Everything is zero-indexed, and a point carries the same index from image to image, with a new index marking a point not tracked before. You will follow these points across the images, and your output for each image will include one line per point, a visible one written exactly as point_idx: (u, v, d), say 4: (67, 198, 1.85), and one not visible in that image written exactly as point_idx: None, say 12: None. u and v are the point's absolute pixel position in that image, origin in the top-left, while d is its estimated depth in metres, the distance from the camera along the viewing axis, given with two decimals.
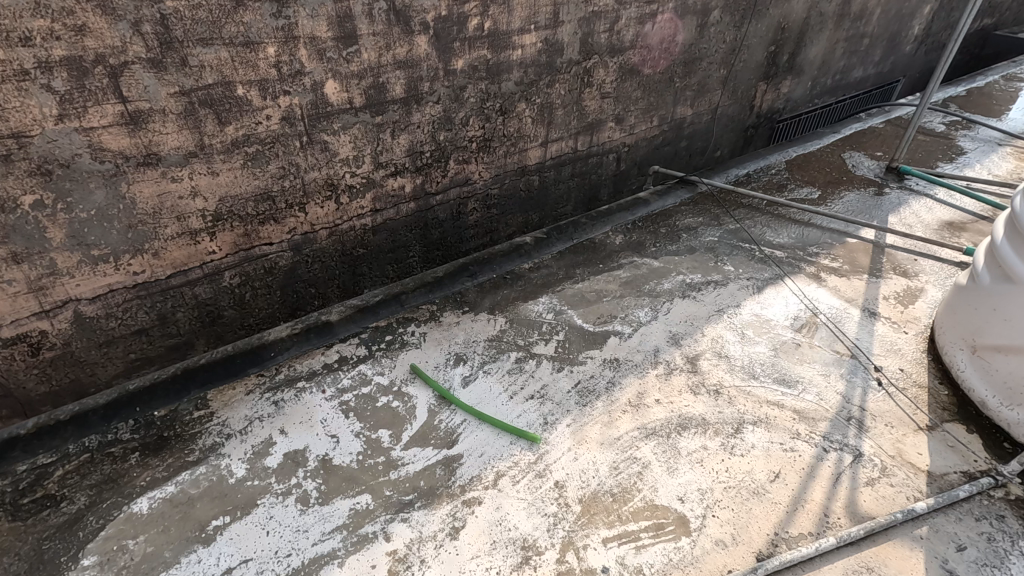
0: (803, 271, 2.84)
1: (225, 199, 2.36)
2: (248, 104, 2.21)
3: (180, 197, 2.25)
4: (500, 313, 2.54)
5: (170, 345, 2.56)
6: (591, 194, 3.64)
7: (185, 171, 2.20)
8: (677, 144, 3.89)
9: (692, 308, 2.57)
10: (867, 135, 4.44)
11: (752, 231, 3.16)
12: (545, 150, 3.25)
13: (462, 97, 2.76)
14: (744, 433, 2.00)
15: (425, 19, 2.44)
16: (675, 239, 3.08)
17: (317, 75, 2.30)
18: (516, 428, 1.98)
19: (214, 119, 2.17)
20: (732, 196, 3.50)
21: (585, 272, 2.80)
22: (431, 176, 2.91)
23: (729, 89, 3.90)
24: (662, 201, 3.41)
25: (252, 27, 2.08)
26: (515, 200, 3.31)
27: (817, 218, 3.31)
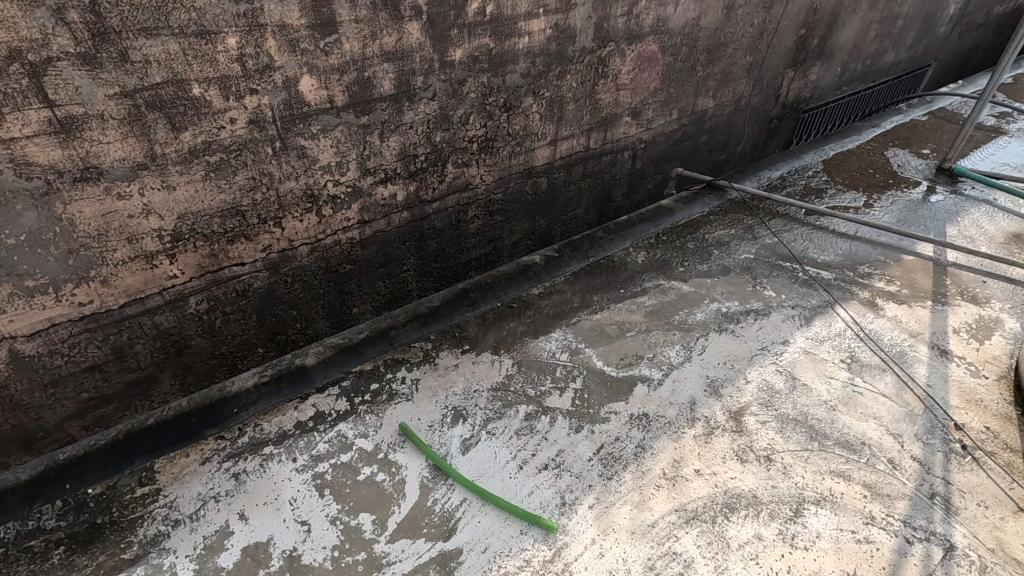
0: (855, 298, 2.45)
1: (185, 216, 1.93)
2: (207, 106, 1.78)
3: (130, 216, 1.82)
4: (505, 352, 2.16)
5: (130, 380, 2.12)
6: (604, 195, 3.22)
7: (134, 186, 1.78)
8: (696, 140, 3.47)
9: (731, 346, 2.20)
10: (907, 129, 4.01)
11: (792, 246, 2.76)
12: (554, 149, 2.83)
13: (461, 92, 2.34)
14: (806, 517, 1.64)
15: (416, 2, 2.02)
16: (706, 256, 2.69)
17: (290, 68, 1.87)
18: (527, 512, 1.62)
19: (167, 125, 1.74)
20: (767, 203, 3.09)
21: (604, 299, 2.42)
22: (426, 182, 2.49)
23: (754, 77, 3.46)
24: (689, 210, 3.01)
25: (207, 12, 1.65)
26: (520, 204, 2.89)
27: (865, 230, 2.91)
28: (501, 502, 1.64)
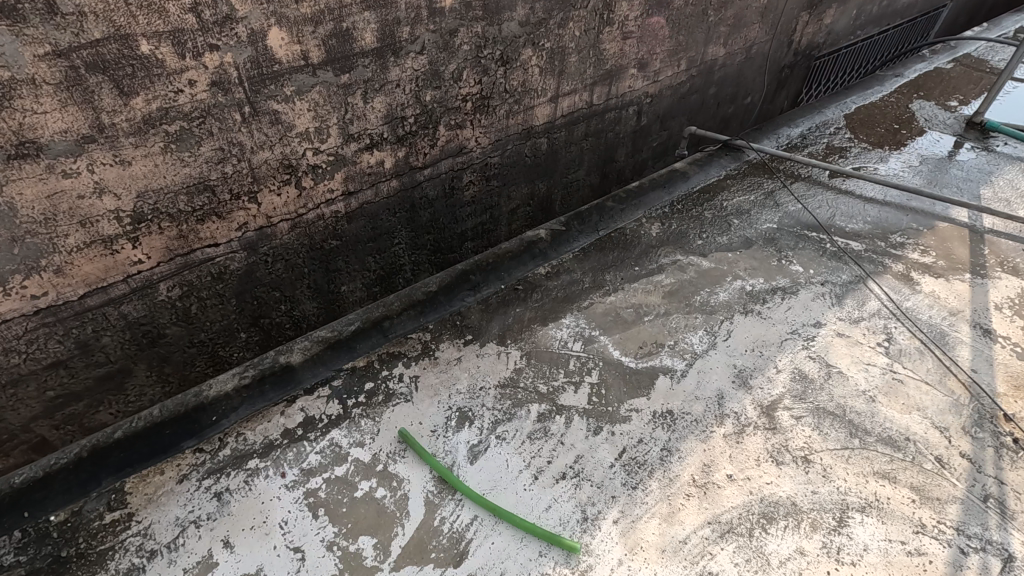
0: (888, 272, 2.26)
1: (145, 194, 1.65)
2: (159, 66, 1.48)
3: (80, 197, 1.54)
4: (512, 343, 1.96)
5: (100, 376, 1.84)
6: (607, 155, 2.94)
7: (81, 162, 1.49)
8: (704, 89, 3.15)
9: (758, 330, 2.01)
10: (930, 78, 3.73)
11: (819, 213, 2.54)
12: (554, 107, 2.54)
13: (453, 44, 2.04)
14: (851, 527, 1.49)
15: None
16: (725, 227, 2.47)
17: (254, 15, 1.56)
18: (547, 531, 1.46)
19: (113, 89, 1.45)
20: (789, 164, 2.85)
21: (618, 279, 2.21)
22: (417, 147, 2.20)
23: (768, 22, 3.14)
24: (704, 174, 2.77)
25: None
26: (518, 168, 2.61)
27: (894, 193, 2.69)
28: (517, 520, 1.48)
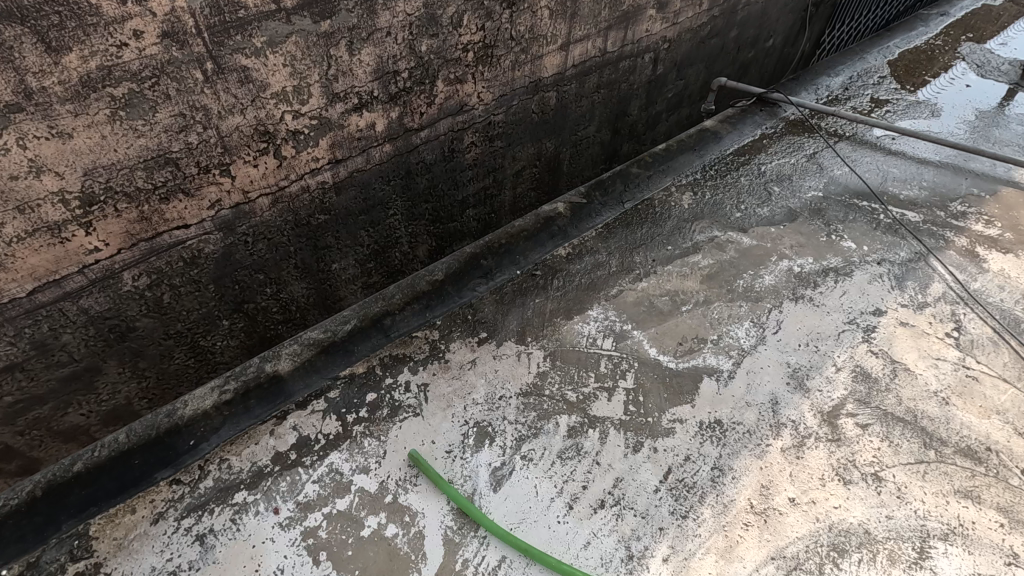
0: (951, 247, 2.00)
1: (93, 171, 1.30)
2: (93, 12, 1.13)
3: (12, 177, 1.20)
4: (533, 341, 1.72)
5: (66, 375, 1.52)
6: (620, 109, 2.45)
7: (4, 134, 1.15)
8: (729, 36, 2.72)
9: (812, 320, 1.77)
10: (979, 16, 3.34)
11: (869, 178, 2.25)
12: (565, 56, 2.10)
13: None
14: (933, 559, 1.30)
15: None
16: (765, 196, 2.19)
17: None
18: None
19: (36, 43, 1.11)
20: (832, 121, 2.53)
21: (649, 261, 1.95)
22: (412, 106, 1.81)
23: None
24: (738, 134, 2.46)
25: None
26: (525, 127, 2.16)
27: (951, 153, 2.39)
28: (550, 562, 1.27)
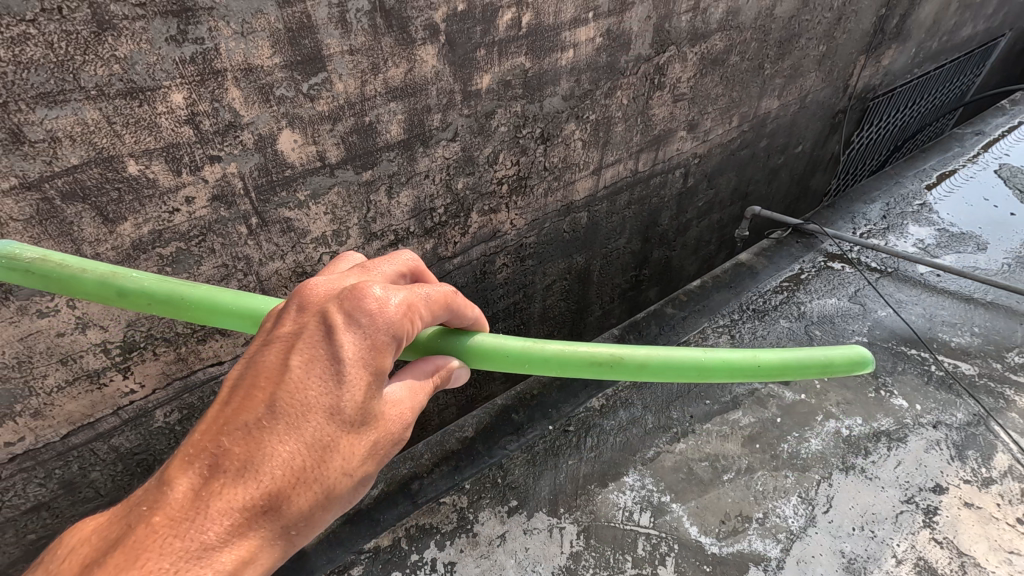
0: (1013, 407, 1.89)
1: (134, 323, 1.66)
2: (150, 186, 1.51)
3: (60, 334, 1.54)
4: (564, 513, 1.64)
5: None
6: (648, 220, 3.16)
7: (60, 298, 1.49)
8: (626, 143, 2.70)
9: (867, 497, 1.66)
10: None
11: (916, 323, 2.18)
12: (596, 179, 2.70)
13: (488, 127, 2.14)
14: None
15: (431, 18, 1.75)
16: (808, 342, 2.12)
17: (197, 111, 1.48)
18: (657, 365, 1.35)
19: (97, 217, 1.48)
20: (873, 255, 2.48)
21: (687, 418, 1.88)
22: (445, 237, 2.31)
23: (794, 90, 3.55)
24: (775, 269, 2.42)
25: (137, 60, 1.35)
26: (555, 243, 2.76)
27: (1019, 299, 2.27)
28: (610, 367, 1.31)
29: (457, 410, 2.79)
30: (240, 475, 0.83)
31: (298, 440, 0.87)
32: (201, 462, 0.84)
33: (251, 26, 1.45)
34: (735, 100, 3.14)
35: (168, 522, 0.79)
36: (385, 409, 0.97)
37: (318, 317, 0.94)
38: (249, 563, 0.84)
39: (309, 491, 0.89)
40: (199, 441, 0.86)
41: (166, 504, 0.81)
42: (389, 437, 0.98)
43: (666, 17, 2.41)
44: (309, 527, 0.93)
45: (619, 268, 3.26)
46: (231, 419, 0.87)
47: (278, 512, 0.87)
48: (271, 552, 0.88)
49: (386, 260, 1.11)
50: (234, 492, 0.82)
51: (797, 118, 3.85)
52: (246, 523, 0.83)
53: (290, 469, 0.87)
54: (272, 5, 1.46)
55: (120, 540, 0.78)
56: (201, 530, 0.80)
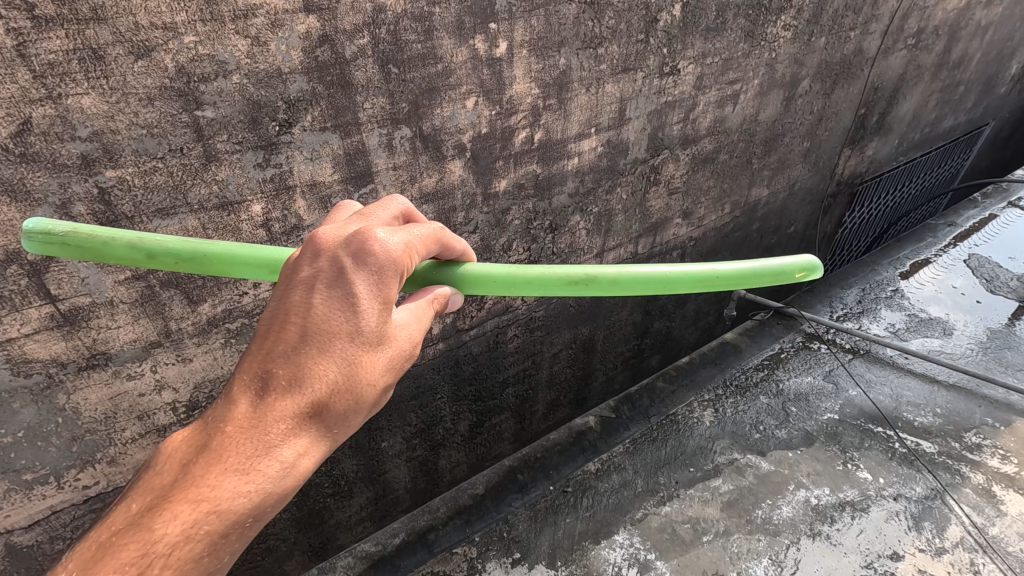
0: (967, 483, 2.13)
1: (202, 384, 1.85)
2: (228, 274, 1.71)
3: (140, 394, 1.73)
4: (561, 565, 1.89)
5: None
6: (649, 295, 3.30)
7: (146, 365, 1.69)
8: (626, 230, 2.89)
9: (831, 560, 1.88)
10: (1003, 229, 3.53)
11: (882, 402, 2.45)
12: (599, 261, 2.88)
13: (504, 221, 2.34)
14: None
15: (460, 140, 1.98)
16: (784, 416, 2.39)
17: (271, 218, 1.70)
18: (632, 277, 1.41)
19: (183, 300, 1.66)
20: (847, 336, 2.79)
21: (673, 483, 2.13)
22: (464, 312, 2.41)
23: (783, 182, 3.61)
24: (757, 348, 2.76)
25: (229, 183, 1.57)
26: (563, 316, 2.87)
27: (978, 384, 2.53)
28: (585, 283, 1.38)
29: (468, 468, 3.04)
30: (288, 392, 0.98)
31: (331, 360, 1.00)
32: (256, 384, 0.99)
33: (319, 153, 1.68)
34: (724, 192, 3.27)
35: (238, 429, 0.96)
36: (401, 331, 1.09)
37: (332, 260, 1.04)
38: (307, 457, 1.00)
39: (349, 400, 1.03)
40: (250, 370, 1.01)
41: (234, 416, 0.97)
42: (407, 354, 1.11)
43: (659, 128, 2.62)
44: (354, 425, 1.08)
45: (622, 337, 3.36)
46: (271, 350, 1.01)
47: (324, 415, 1.01)
48: (325, 448, 1.04)
49: (379, 206, 1.20)
50: (285, 403, 0.98)
51: (802, 204, 3.94)
52: (300, 425, 0.99)
53: (328, 384, 1.00)
54: (336, 137, 1.69)
55: (204, 446, 0.97)
56: (265, 433, 0.96)
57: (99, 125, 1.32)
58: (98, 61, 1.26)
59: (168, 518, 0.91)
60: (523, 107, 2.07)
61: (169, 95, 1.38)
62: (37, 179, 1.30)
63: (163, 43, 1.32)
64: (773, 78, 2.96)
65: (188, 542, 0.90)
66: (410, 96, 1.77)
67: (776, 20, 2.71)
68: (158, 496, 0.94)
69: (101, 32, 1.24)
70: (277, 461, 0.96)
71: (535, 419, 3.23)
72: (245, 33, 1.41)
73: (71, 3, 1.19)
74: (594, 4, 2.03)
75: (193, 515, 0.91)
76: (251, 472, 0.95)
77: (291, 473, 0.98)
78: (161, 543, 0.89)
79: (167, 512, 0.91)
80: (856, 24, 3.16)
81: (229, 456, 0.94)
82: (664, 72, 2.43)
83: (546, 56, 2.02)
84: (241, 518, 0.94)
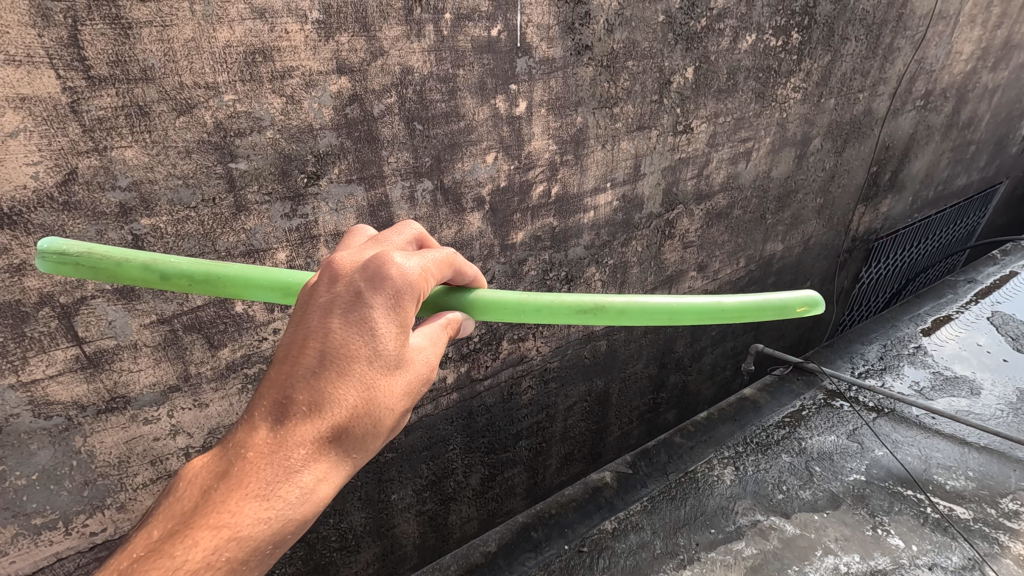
0: (1007, 554, 2.01)
1: (216, 430, 1.85)
2: (249, 320, 1.75)
3: (155, 438, 1.73)
4: None
5: None
6: (664, 347, 3.27)
7: (163, 409, 1.70)
8: (641, 282, 2.90)
9: None
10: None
11: (910, 464, 2.36)
12: None
13: (521, 271, 2.36)
14: None
15: (479, 194, 2.04)
16: (808, 476, 2.30)
17: (294, 265, 1.75)
18: (641, 307, 1.41)
19: (204, 344, 1.69)
20: (870, 394, 2.72)
21: (693, 545, 2.04)
22: (478, 361, 2.40)
23: (797, 236, 3.63)
24: (777, 404, 2.70)
25: (257, 232, 1.62)
26: (577, 368, 2.85)
27: (1012, 448, 2.43)
28: (593, 313, 1.38)
29: (478, 524, 2.95)
30: (307, 417, 0.96)
31: (352, 385, 0.98)
32: (275, 410, 0.97)
33: (344, 205, 1.75)
34: (739, 246, 3.29)
35: (258, 455, 0.93)
36: (416, 355, 1.08)
37: (351, 285, 1.02)
38: (328, 482, 0.97)
39: (367, 424, 1.01)
40: (268, 395, 0.98)
41: (254, 442, 0.95)
42: (422, 379, 1.10)
43: (674, 183, 2.67)
44: (371, 450, 1.06)
45: (637, 390, 3.31)
46: (289, 375, 0.98)
47: (344, 439, 0.99)
48: (344, 473, 1.01)
49: (394, 232, 1.20)
50: (305, 428, 0.95)
51: (817, 258, 3.94)
52: (320, 450, 0.96)
53: (348, 409, 0.98)
54: (360, 189, 1.75)
55: (225, 472, 0.94)
56: (286, 458, 0.94)
57: (138, 176, 1.39)
58: (143, 117, 1.34)
59: (190, 544, 0.87)
60: (541, 162, 2.14)
61: (206, 148, 1.45)
62: (76, 225, 1.35)
63: (204, 100, 1.40)
64: (785, 137, 3.03)
65: (208, 569, 0.87)
66: (432, 151, 1.85)
67: (786, 82, 2.81)
68: (179, 523, 0.91)
69: (148, 90, 1.32)
70: (297, 487, 0.94)
71: (549, 474, 3.15)
72: (281, 92, 1.49)
73: (124, 65, 1.28)
74: (610, 67, 2.12)
75: (214, 541, 0.88)
76: (271, 498, 0.92)
77: (311, 499, 0.95)
78: (184, 570, 0.85)
79: (189, 539, 0.88)
80: (865, 86, 3.25)
81: (250, 482, 0.92)
82: (678, 130, 2.50)
83: (564, 114, 2.10)
84: (261, 544, 0.91)
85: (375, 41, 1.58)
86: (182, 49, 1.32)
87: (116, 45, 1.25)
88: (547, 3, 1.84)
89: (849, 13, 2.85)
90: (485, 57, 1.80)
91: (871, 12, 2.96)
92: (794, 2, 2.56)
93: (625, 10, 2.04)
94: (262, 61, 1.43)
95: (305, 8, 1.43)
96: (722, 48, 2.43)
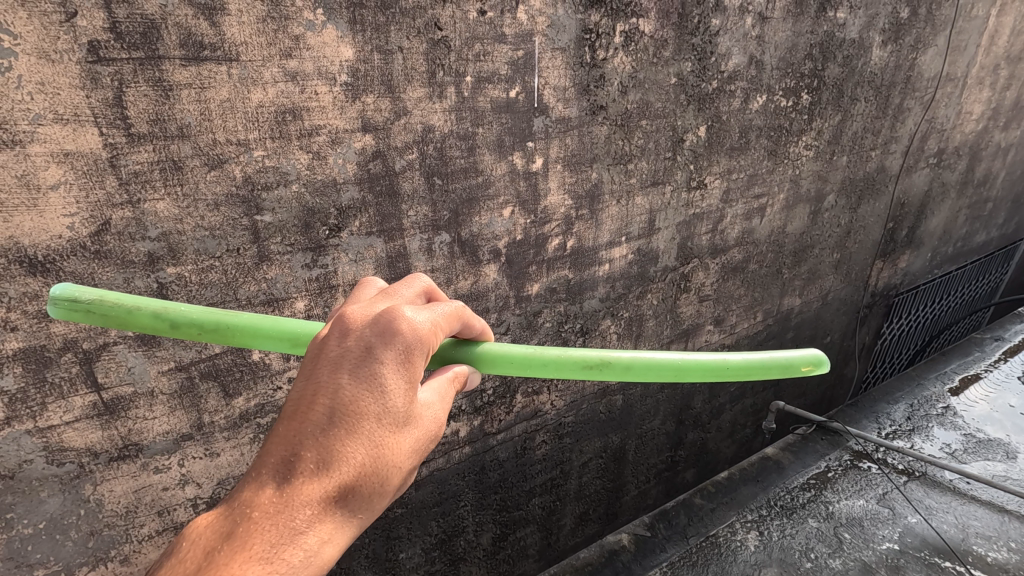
0: None
1: (226, 481, 1.82)
2: (265, 367, 1.76)
3: (164, 488, 1.71)
4: None
5: None
6: (682, 403, 3.19)
7: (174, 458, 1.69)
8: (657, 335, 2.87)
9: None
10: None
11: (947, 532, 2.23)
12: None
13: (536, 323, 2.36)
14: None
15: (495, 246, 2.08)
16: (838, 544, 2.18)
17: (313, 314, 1.77)
18: (646, 363, 1.39)
19: (220, 392, 1.70)
20: (899, 456, 2.61)
21: None
22: (492, 415, 2.37)
23: (814, 291, 3.59)
24: (801, 465, 2.60)
25: (277, 281, 1.66)
26: (593, 423, 2.79)
27: None
28: (598, 368, 1.36)
29: None
30: (315, 475, 0.94)
31: (362, 442, 0.97)
32: (281, 468, 0.94)
33: (363, 255, 1.78)
34: (756, 300, 3.26)
35: (264, 515, 0.90)
36: (424, 411, 1.08)
37: (361, 341, 1.02)
38: (332, 545, 0.94)
39: (374, 483, 1.00)
40: (274, 452, 0.97)
41: (259, 501, 0.92)
42: (429, 435, 1.09)
43: (688, 238, 2.69)
44: (376, 510, 1.04)
45: (654, 448, 3.22)
46: (298, 432, 0.97)
47: (350, 498, 0.97)
48: (348, 535, 0.98)
49: (403, 284, 1.22)
50: (313, 486, 0.93)
51: (836, 313, 3.88)
52: (326, 510, 0.94)
53: (355, 467, 0.97)
54: (380, 241, 1.79)
55: (227, 533, 0.90)
56: (291, 518, 0.90)
57: (167, 227, 1.44)
58: (177, 171, 1.40)
59: None
60: (557, 216, 2.18)
61: (234, 201, 1.51)
62: (105, 273, 1.40)
63: (235, 156, 1.46)
64: (799, 193, 3.06)
65: None
66: (451, 205, 1.90)
67: (798, 140, 2.86)
68: None
69: (183, 147, 1.39)
70: (301, 550, 0.90)
71: (562, 535, 3.03)
72: (308, 148, 1.56)
73: (162, 123, 1.35)
74: (624, 126, 2.19)
75: None
76: (275, 562, 0.87)
77: (315, 563, 0.91)
78: None
79: None
80: (876, 144, 3.30)
81: (253, 544, 0.88)
82: (691, 186, 2.55)
83: (579, 170, 2.15)
84: None
85: (399, 101, 1.65)
86: (217, 109, 1.40)
87: (157, 105, 1.33)
88: (563, 67, 1.92)
89: (857, 75, 2.93)
90: (504, 116, 1.88)
91: (879, 74, 3.04)
92: (803, 65, 2.65)
93: (639, 73, 2.12)
94: (292, 120, 1.50)
95: (335, 72, 1.52)
96: (734, 108, 2.50)
